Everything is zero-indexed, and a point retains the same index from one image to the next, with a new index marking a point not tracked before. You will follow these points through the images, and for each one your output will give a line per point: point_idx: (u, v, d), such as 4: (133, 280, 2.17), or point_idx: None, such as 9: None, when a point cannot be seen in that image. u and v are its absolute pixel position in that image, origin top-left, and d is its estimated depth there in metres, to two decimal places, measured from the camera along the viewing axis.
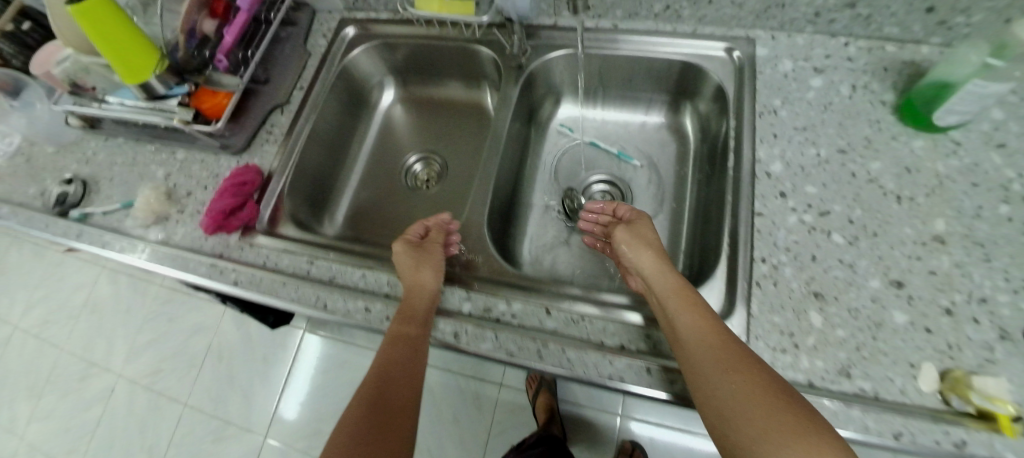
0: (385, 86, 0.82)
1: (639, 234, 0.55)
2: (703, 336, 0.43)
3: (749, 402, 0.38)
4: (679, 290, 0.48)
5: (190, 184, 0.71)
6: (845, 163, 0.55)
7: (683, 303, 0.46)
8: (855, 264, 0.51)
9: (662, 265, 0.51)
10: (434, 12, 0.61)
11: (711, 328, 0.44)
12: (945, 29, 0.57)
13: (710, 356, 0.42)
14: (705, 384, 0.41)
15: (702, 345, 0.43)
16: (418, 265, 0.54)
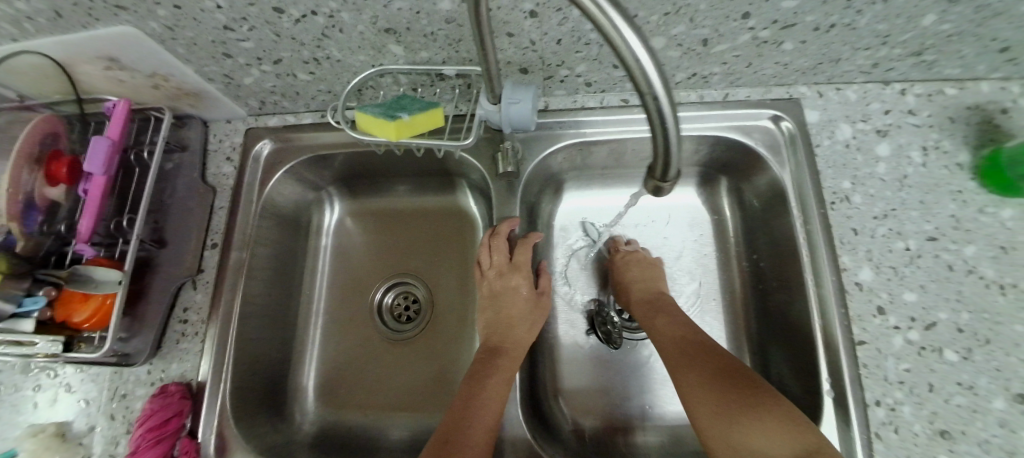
0: (326, 203, 0.63)
1: (637, 256, 0.55)
2: (664, 333, 0.47)
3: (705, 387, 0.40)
4: (645, 295, 0.52)
5: (74, 414, 0.49)
6: (938, 255, 0.46)
7: (650, 302, 0.51)
8: (975, 384, 0.43)
9: (646, 294, 0.52)
10: (395, 139, 0.43)
11: (672, 325, 0.48)
12: (1013, 65, 0.49)
13: (673, 353, 0.45)
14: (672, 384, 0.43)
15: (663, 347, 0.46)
16: (528, 318, 0.51)
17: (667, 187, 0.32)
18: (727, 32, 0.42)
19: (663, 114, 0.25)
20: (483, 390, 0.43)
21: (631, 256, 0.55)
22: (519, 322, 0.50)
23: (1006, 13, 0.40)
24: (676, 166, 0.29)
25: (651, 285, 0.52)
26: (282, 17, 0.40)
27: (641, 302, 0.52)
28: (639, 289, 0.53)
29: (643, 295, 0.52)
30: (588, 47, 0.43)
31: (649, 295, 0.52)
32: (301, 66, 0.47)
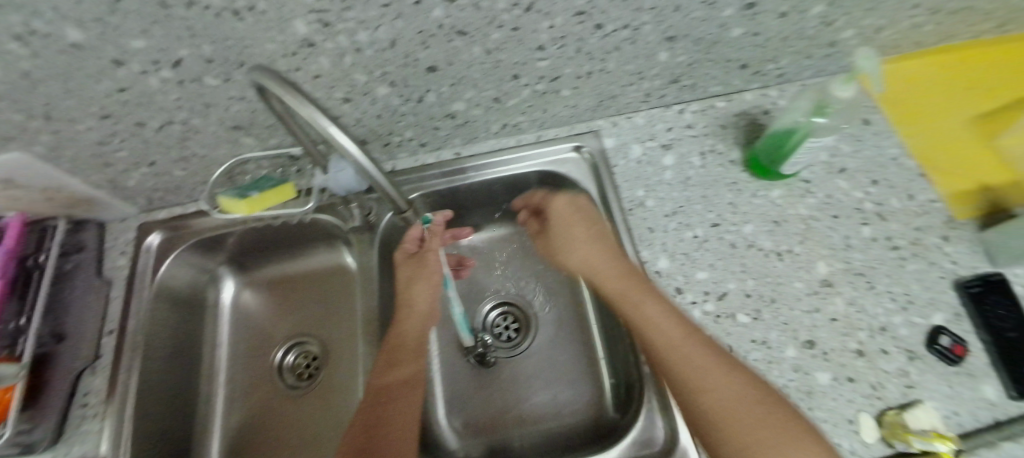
0: (221, 281, 0.70)
1: (575, 212, 0.57)
2: (663, 349, 0.44)
3: (754, 406, 0.39)
4: (631, 288, 0.49)
5: None
6: (720, 237, 0.55)
7: (643, 301, 0.47)
8: (767, 339, 0.50)
9: (596, 261, 0.53)
10: (249, 213, 0.52)
11: (679, 332, 0.44)
12: (761, 76, 0.62)
13: (702, 362, 0.42)
14: (693, 409, 0.41)
15: (675, 359, 0.43)
16: (409, 272, 0.57)
17: (411, 215, 0.53)
18: (510, 90, 0.53)
19: (368, 168, 0.41)
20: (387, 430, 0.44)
21: (572, 222, 0.56)
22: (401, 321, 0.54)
23: (718, 42, 0.53)
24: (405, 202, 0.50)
25: (609, 245, 0.53)
26: (144, 128, 0.51)
27: (614, 268, 0.51)
28: (604, 253, 0.53)
29: (636, 282, 0.49)
30: (405, 117, 0.55)
31: (642, 286, 0.48)
32: (173, 165, 0.58)
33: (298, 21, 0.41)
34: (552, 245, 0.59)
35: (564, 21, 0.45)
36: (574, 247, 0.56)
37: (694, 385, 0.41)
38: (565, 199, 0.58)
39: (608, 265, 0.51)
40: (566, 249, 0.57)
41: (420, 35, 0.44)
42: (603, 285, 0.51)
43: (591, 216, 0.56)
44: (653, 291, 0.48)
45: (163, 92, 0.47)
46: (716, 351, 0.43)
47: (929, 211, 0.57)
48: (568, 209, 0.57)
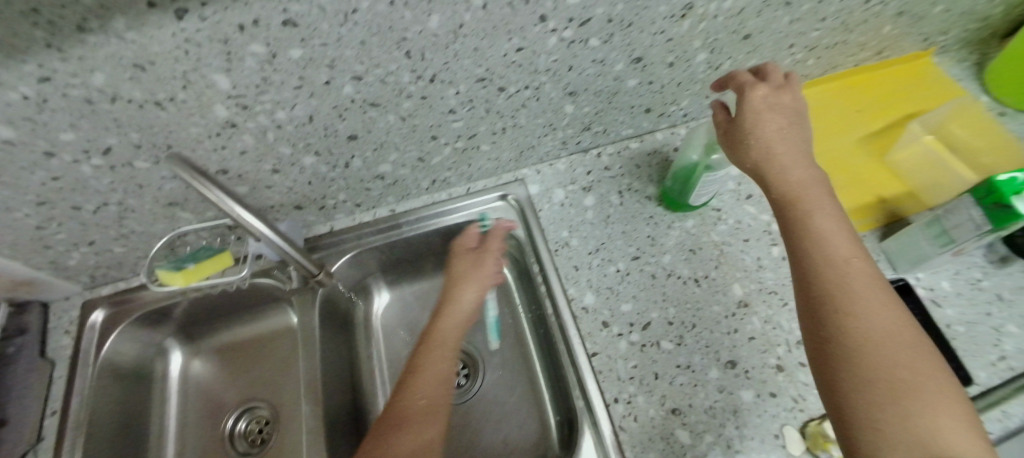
0: (169, 351, 0.70)
1: (771, 107, 0.48)
2: (832, 264, 0.40)
3: (906, 340, 0.37)
4: (811, 197, 0.44)
5: None
6: (641, 269, 0.59)
7: (813, 212, 0.43)
8: (691, 363, 0.53)
9: (779, 158, 0.46)
10: (186, 284, 0.53)
11: (847, 251, 0.41)
12: (667, 117, 0.68)
13: (854, 290, 0.39)
14: (846, 338, 0.37)
15: (838, 275, 0.40)
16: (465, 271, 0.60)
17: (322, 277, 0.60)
18: (431, 149, 0.58)
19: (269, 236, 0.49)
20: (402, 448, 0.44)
21: (762, 111, 0.47)
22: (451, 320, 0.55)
23: (618, 92, 0.59)
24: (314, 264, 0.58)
25: (798, 143, 0.47)
26: (81, 211, 0.53)
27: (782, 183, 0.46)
28: (791, 149, 0.46)
29: (814, 189, 0.45)
30: (335, 181, 0.58)
31: (817, 197, 0.44)
32: (113, 242, 0.60)
33: (219, 106, 0.45)
34: (738, 131, 0.48)
35: (468, 87, 0.51)
36: (752, 137, 0.47)
37: (842, 311, 0.38)
38: (765, 92, 0.48)
39: (791, 168, 0.46)
40: (753, 137, 0.47)
41: (336, 109, 0.48)
42: (778, 185, 0.46)
43: (789, 119, 0.47)
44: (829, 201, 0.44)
45: (96, 177, 0.50)
46: (878, 282, 0.40)
47: None
48: (768, 108, 0.47)
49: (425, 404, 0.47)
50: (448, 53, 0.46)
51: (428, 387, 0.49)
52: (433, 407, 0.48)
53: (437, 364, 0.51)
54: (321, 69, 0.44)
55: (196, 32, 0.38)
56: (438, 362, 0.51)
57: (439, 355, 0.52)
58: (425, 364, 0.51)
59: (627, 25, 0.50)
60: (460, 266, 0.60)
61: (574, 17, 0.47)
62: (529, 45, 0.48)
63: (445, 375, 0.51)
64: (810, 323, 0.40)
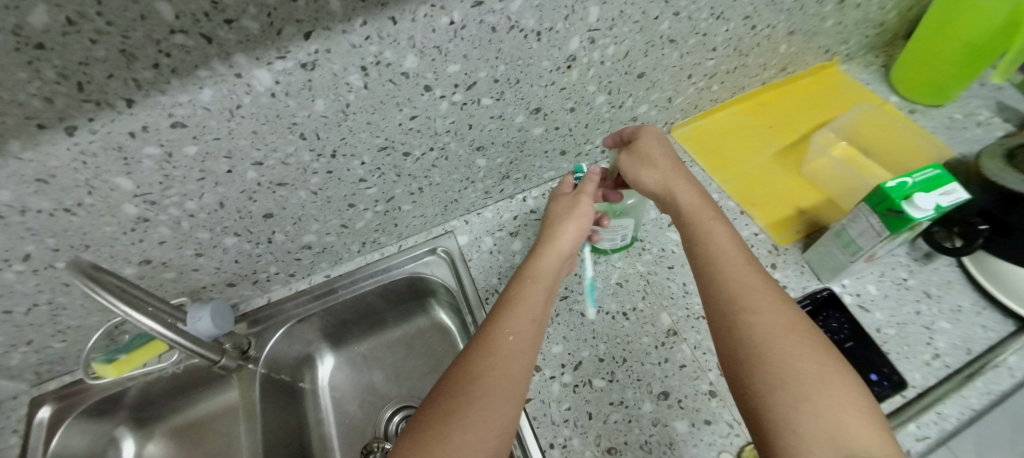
0: (122, 439, 0.68)
1: (659, 142, 0.55)
2: (729, 270, 0.43)
3: (804, 333, 0.38)
4: (706, 214, 0.49)
5: None
6: (569, 308, 0.60)
7: (708, 225, 0.47)
8: (624, 399, 0.52)
9: (678, 178, 0.52)
10: (118, 375, 0.54)
11: (740, 258, 0.44)
12: (584, 156, 0.71)
13: (751, 291, 0.41)
14: (750, 339, 0.39)
15: (735, 280, 0.43)
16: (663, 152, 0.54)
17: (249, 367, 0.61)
18: (353, 216, 0.60)
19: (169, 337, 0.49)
20: None
21: (655, 138, 0.56)
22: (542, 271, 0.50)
23: (526, 141, 0.62)
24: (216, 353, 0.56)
25: (690, 165, 0.54)
26: (11, 314, 0.54)
27: (690, 199, 0.50)
28: (686, 175, 0.53)
29: (708, 208, 0.50)
30: (263, 256, 0.60)
31: (711, 213, 0.49)
32: (50, 338, 0.59)
33: (127, 204, 0.47)
34: (640, 154, 0.55)
35: (372, 157, 0.53)
36: (656, 157, 0.54)
37: (743, 313, 0.40)
38: (653, 130, 0.58)
39: (687, 191, 0.51)
40: (654, 157, 0.54)
41: (245, 193, 0.51)
42: (682, 198, 0.51)
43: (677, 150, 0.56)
44: (722, 218, 0.49)
45: (19, 281, 0.50)
46: (772, 283, 0.43)
47: (755, 244, 0.65)
48: (659, 140, 0.56)
49: (494, 435, 0.37)
50: (343, 130, 0.49)
51: (482, 416, 0.37)
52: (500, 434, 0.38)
53: (501, 380, 0.40)
54: (220, 160, 0.47)
55: (88, 143, 0.41)
56: (503, 378, 0.40)
57: (505, 365, 0.41)
58: (505, 363, 0.41)
59: (514, 81, 0.54)
60: (558, 207, 0.56)
61: (459, 83, 0.51)
62: (422, 113, 0.52)
63: (518, 388, 0.41)
64: (719, 331, 0.41)
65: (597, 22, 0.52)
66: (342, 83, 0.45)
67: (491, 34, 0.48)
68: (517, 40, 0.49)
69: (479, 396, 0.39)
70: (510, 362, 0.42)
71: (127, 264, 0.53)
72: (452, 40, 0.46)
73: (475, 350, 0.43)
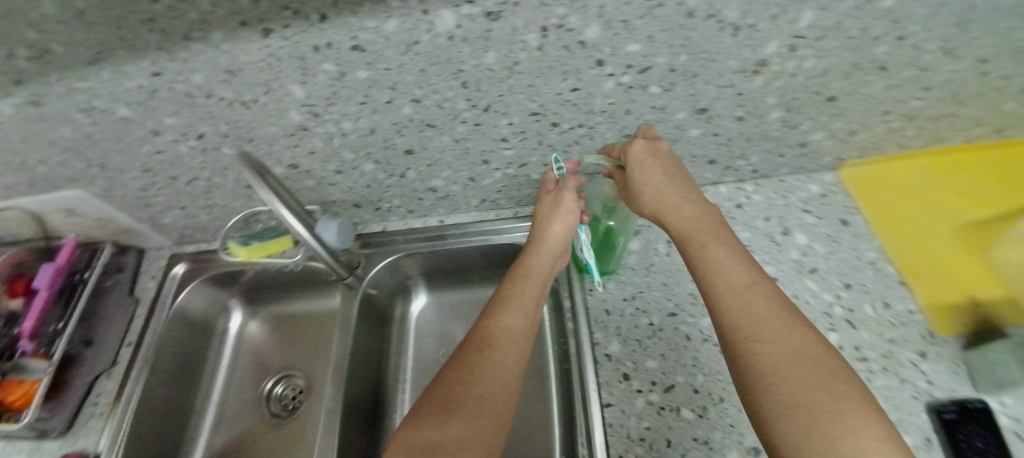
0: (231, 310, 0.78)
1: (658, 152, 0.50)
2: (735, 297, 0.41)
3: (813, 362, 0.36)
4: (708, 231, 0.46)
5: None
6: (675, 327, 0.56)
7: (709, 245, 0.45)
8: (710, 439, 0.49)
9: (670, 205, 0.49)
10: (248, 259, 0.60)
11: (744, 279, 0.42)
12: (733, 171, 0.64)
13: (753, 321, 0.39)
14: (757, 379, 0.37)
15: (738, 308, 0.40)
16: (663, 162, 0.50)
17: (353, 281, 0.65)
18: (482, 172, 0.59)
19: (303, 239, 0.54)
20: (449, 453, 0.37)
21: (644, 165, 0.49)
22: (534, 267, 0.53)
23: (679, 140, 0.57)
24: (338, 265, 0.62)
25: (685, 186, 0.49)
26: (176, 181, 0.61)
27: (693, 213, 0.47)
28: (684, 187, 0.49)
29: (712, 223, 0.47)
30: (391, 188, 0.62)
31: (714, 229, 0.46)
32: (200, 210, 0.68)
33: (293, 112, 0.50)
34: (628, 187, 0.51)
35: (520, 119, 0.51)
36: (642, 189, 0.50)
37: (751, 346, 0.38)
38: (642, 144, 0.50)
39: (686, 208, 0.48)
40: (641, 189, 0.50)
41: (396, 126, 0.52)
42: (675, 226, 0.48)
43: (671, 168, 0.50)
44: (728, 234, 0.46)
45: (190, 156, 0.57)
46: (778, 307, 0.40)
47: (905, 323, 0.56)
48: (650, 160, 0.50)
49: (495, 404, 0.42)
50: (503, 86, 0.47)
51: (482, 391, 0.42)
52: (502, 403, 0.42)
53: (508, 361, 0.45)
54: (384, 90, 0.47)
55: (278, 49, 0.42)
56: (509, 359, 0.45)
57: (507, 346, 0.46)
58: (509, 348, 0.46)
59: (691, 75, 0.48)
60: (543, 208, 0.56)
61: (634, 64, 0.46)
62: (585, 87, 0.48)
63: (515, 368, 0.45)
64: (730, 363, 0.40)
65: (807, 29, 0.44)
66: (518, 40, 0.43)
67: (685, 19, 0.42)
68: (710, 31, 0.44)
69: (487, 375, 0.43)
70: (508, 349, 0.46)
71: (278, 165, 0.57)
72: (643, 18, 0.42)
73: (478, 336, 0.47)
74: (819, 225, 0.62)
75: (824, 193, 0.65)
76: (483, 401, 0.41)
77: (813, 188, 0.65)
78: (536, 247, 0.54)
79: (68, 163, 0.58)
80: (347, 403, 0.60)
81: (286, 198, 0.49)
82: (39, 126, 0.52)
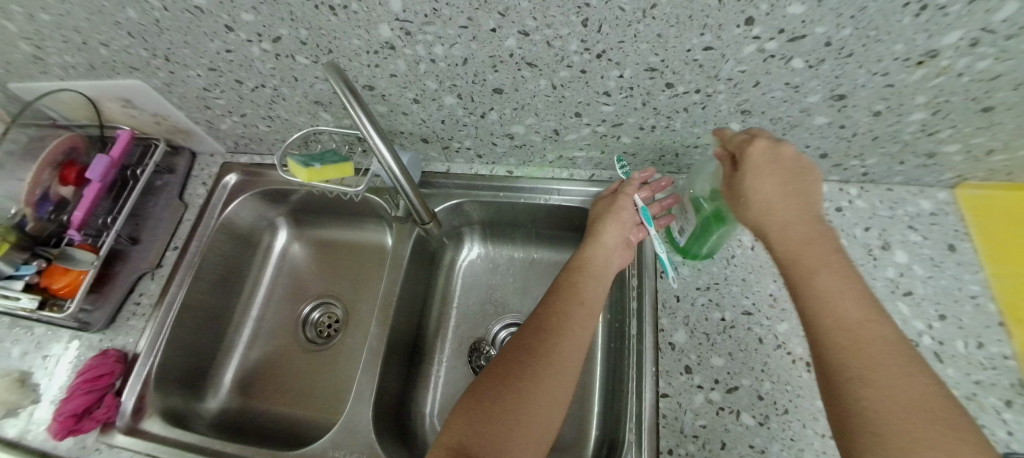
0: (278, 229, 0.78)
1: (773, 164, 0.43)
2: (834, 325, 0.38)
3: (908, 398, 0.33)
4: (819, 252, 0.41)
5: (47, 363, 0.63)
6: (749, 327, 0.52)
7: (817, 268, 0.40)
8: (767, 449, 0.45)
9: (779, 215, 0.43)
10: (307, 180, 0.56)
11: (857, 314, 0.38)
12: (842, 170, 0.59)
13: (852, 350, 0.36)
14: (849, 422, 0.34)
15: (839, 345, 0.37)
16: (787, 167, 0.43)
17: (430, 226, 0.62)
18: (570, 125, 0.55)
19: (399, 177, 0.52)
20: (513, 402, 0.40)
21: (761, 166, 0.43)
22: (600, 261, 0.53)
23: (799, 126, 0.52)
24: (426, 212, 0.59)
25: (801, 197, 0.43)
26: (242, 86, 0.58)
27: (800, 225, 0.43)
28: (791, 201, 0.43)
29: (825, 244, 0.41)
30: (466, 127, 0.58)
31: (827, 254, 0.41)
32: (260, 120, 0.64)
33: (384, 26, 0.44)
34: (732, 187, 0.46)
35: (633, 73, 0.46)
36: (751, 193, 0.44)
37: (841, 345, 0.37)
38: (764, 146, 0.44)
39: (797, 225, 0.43)
40: (749, 194, 0.44)
41: (491, 59, 0.46)
42: (779, 243, 0.43)
43: (790, 173, 0.43)
44: (843, 258, 0.41)
45: (261, 60, 0.52)
46: (877, 330, 0.37)
47: (997, 367, 0.49)
48: (766, 156, 0.43)
49: (557, 379, 0.43)
50: (628, 32, 0.41)
51: (546, 360, 0.44)
52: (562, 378, 0.43)
53: (568, 348, 0.45)
54: (492, 15, 0.41)
55: None
56: (568, 347, 0.45)
57: (568, 332, 0.46)
58: (568, 332, 0.46)
59: (845, 54, 0.42)
60: (600, 207, 0.58)
61: (787, 30, 0.40)
62: (720, 47, 0.42)
63: (578, 349, 0.46)
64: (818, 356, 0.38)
65: (1000, 23, 0.36)
66: None
67: None
68: (892, 5, 0.36)
69: (544, 359, 0.44)
70: (573, 330, 0.46)
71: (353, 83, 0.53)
72: None
73: (535, 322, 0.48)
74: (924, 246, 0.57)
75: (935, 211, 0.58)
76: (543, 384, 0.42)
77: (923, 204, 0.59)
78: (593, 242, 0.54)
79: (133, 48, 0.55)
80: (390, 343, 0.59)
81: (376, 121, 0.45)
82: (108, 3, 0.48)
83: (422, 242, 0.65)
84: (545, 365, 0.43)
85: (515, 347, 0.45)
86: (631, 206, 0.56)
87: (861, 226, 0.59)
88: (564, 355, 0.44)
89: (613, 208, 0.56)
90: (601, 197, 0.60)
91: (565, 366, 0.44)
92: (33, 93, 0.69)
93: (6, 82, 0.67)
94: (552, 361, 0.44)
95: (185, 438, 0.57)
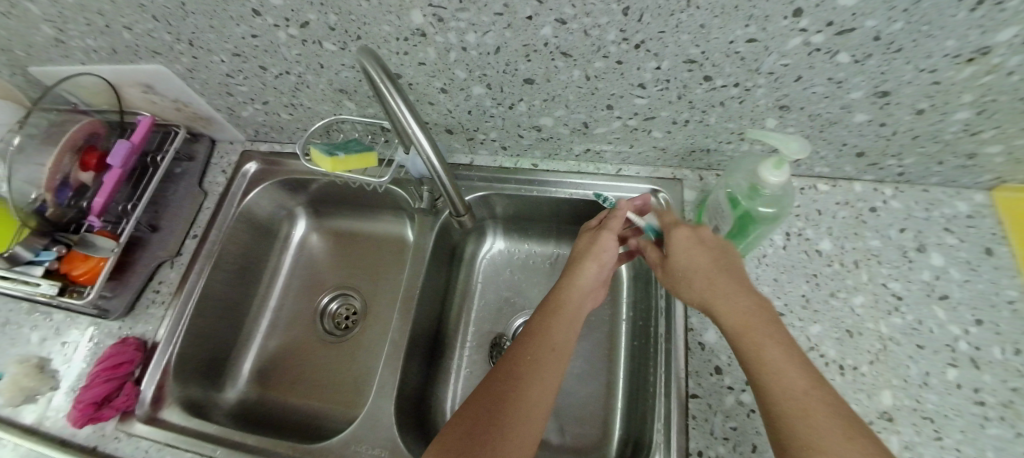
0: (296, 219, 0.78)
1: (688, 240, 0.47)
2: (783, 396, 0.36)
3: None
4: (759, 327, 0.40)
5: (67, 350, 0.63)
6: None
7: (755, 344, 0.39)
8: None
9: (711, 289, 0.44)
10: (332, 169, 0.56)
11: (798, 381, 0.36)
12: (877, 169, 0.58)
13: (796, 418, 0.35)
14: None
15: (795, 419, 0.35)
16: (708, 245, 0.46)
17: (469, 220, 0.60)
18: (600, 118, 0.54)
19: (436, 168, 0.51)
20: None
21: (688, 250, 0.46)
22: (573, 303, 0.50)
23: (837, 123, 0.50)
24: (461, 204, 0.58)
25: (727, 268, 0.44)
26: (266, 72, 0.57)
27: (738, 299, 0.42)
28: (722, 277, 0.44)
29: (762, 318, 0.41)
30: (493, 119, 0.57)
31: (766, 325, 0.40)
32: (282, 108, 0.64)
33: (416, 12, 0.43)
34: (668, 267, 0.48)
35: (671, 65, 0.44)
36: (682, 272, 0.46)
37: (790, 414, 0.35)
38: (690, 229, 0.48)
39: (728, 301, 0.42)
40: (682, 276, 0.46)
41: (525, 48, 0.45)
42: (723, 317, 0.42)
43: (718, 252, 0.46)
44: (781, 334, 0.40)
45: (287, 46, 0.51)
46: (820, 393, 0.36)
47: None
48: (687, 239, 0.47)
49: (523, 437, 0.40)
50: (670, 21, 0.40)
51: (512, 415, 0.41)
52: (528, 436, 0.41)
53: (535, 400, 0.42)
54: (529, 2, 0.40)
55: None
56: (536, 399, 0.43)
57: (537, 381, 0.44)
58: (537, 383, 0.43)
59: (894, 49, 0.40)
60: (582, 241, 0.54)
61: (836, 22, 0.38)
62: (764, 39, 0.40)
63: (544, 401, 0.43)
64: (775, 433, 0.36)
65: None
66: None
67: None
68: None
69: (509, 417, 0.41)
70: (542, 382, 0.44)
71: None
72: None
73: (507, 364, 0.45)
74: (961, 249, 0.55)
75: (973, 213, 0.57)
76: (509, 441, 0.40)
77: (960, 206, 0.57)
78: (569, 282, 0.51)
79: (156, 32, 0.54)
80: (411, 337, 0.59)
81: (410, 106, 0.44)
82: None
83: (444, 235, 0.65)
84: (513, 420, 0.41)
85: (479, 399, 0.43)
86: (614, 247, 0.52)
87: (896, 227, 0.57)
88: (529, 410, 0.42)
89: (596, 246, 0.52)
90: (585, 228, 0.56)
91: (530, 421, 0.41)
92: (54, 77, 0.68)
93: (28, 66, 0.67)
94: (517, 415, 0.41)
95: (202, 428, 0.56)
